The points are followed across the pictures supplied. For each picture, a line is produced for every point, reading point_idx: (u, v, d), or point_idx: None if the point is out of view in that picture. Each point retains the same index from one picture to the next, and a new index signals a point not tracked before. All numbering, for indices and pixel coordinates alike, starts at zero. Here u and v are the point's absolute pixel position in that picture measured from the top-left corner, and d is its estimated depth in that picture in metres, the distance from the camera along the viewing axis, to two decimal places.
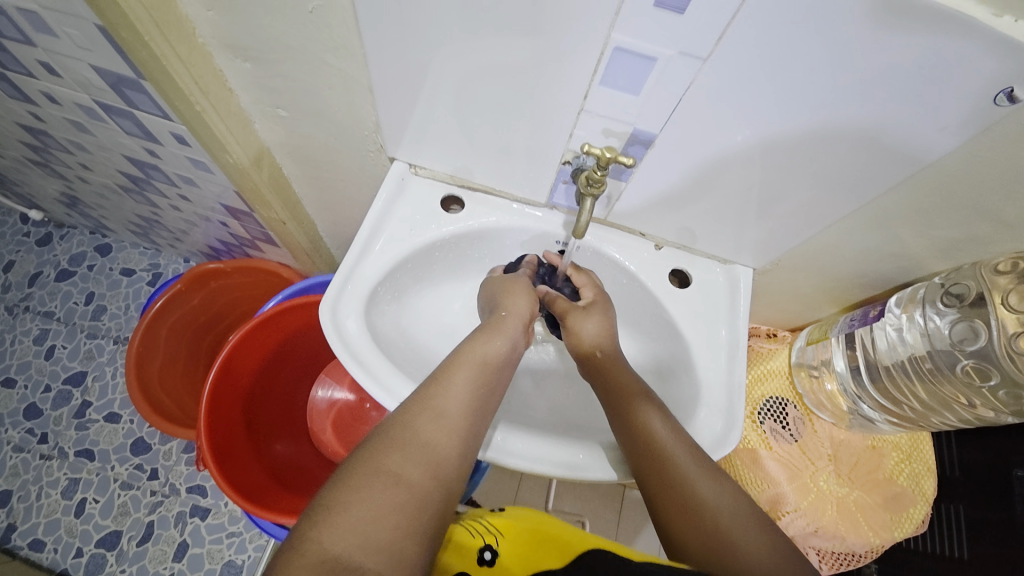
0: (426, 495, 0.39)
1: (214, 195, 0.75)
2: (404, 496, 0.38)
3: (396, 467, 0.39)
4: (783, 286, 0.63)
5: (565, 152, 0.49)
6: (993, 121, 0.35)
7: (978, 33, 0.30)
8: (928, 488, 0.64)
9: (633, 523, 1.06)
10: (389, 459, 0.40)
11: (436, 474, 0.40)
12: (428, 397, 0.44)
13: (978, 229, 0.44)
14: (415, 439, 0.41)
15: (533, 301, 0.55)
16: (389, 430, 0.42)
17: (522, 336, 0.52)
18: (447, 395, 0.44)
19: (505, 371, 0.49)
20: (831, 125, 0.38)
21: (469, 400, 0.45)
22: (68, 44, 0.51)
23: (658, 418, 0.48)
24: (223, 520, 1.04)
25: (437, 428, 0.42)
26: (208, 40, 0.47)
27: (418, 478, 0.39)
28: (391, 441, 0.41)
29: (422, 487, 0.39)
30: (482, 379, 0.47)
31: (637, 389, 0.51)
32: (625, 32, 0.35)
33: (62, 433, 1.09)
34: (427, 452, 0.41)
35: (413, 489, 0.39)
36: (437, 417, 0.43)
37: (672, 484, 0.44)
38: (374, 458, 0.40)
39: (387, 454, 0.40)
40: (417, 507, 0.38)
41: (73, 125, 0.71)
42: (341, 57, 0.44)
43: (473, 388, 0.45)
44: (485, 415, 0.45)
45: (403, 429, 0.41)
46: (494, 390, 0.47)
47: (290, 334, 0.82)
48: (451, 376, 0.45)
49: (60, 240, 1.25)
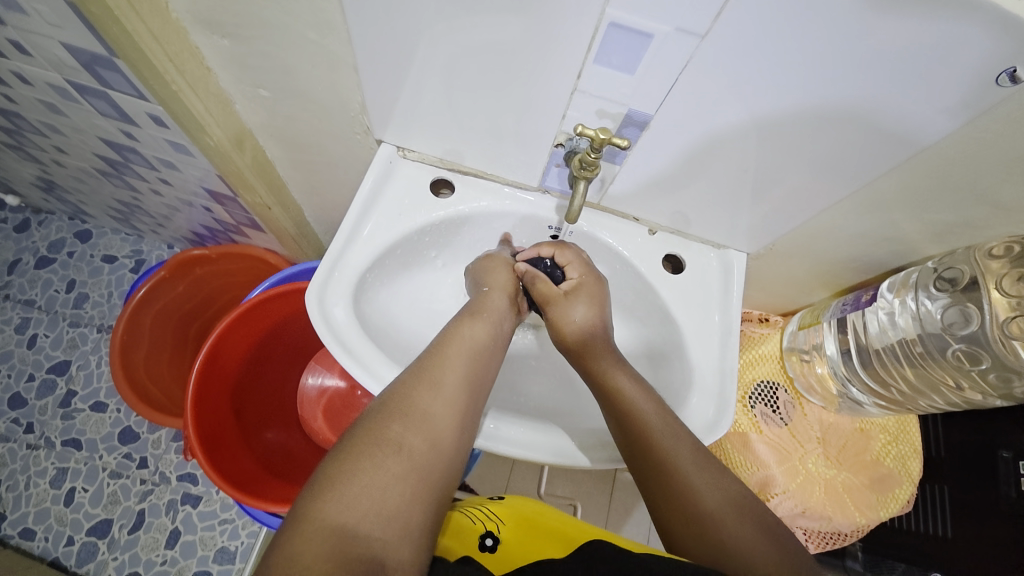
0: (428, 464, 0.40)
1: (196, 179, 0.73)
2: (409, 465, 0.38)
3: (399, 437, 0.39)
4: (776, 271, 0.62)
5: (558, 134, 0.48)
6: (994, 102, 0.34)
7: (984, 11, 0.29)
8: (914, 468, 0.65)
9: (625, 505, 1.08)
10: (390, 430, 0.39)
11: (437, 442, 0.41)
12: (425, 370, 0.44)
13: (973, 213, 0.44)
14: (416, 410, 0.41)
15: (511, 272, 0.57)
16: (388, 402, 0.41)
17: (508, 311, 0.53)
18: (445, 368, 0.44)
19: (498, 344, 0.50)
20: (829, 106, 0.38)
21: (465, 371, 0.45)
22: (35, 19, 0.48)
23: (646, 405, 0.48)
24: (215, 507, 1.03)
25: (437, 399, 0.42)
26: (183, 15, 0.44)
27: (421, 448, 0.40)
28: (392, 411, 0.41)
29: (425, 456, 0.40)
30: (477, 351, 0.47)
31: (614, 363, 0.51)
32: (620, 8, 0.34)
33: (48, 423, 1.07)
34: (428, 422, 0.41)
35: (417, 457, 0.39)
36: (436, 389, 0.43)
37: (665, 477, 0.44)
38: (376, 429, 0.39)
39: (388, 425, 0.40)
40: (421, 473, 0.39)
41: (45, 106, 0.68)
42: (324, 34, 0.42)
43: (469, 361, 0.46)
44: (482, 387, 0.46)
45: (403, 401, 0.41)
46: (489, 363, 0.48)
47: (278, 323, 0.80)
48: (447, 350, 0.46)
49: (37, 226, 1.21)
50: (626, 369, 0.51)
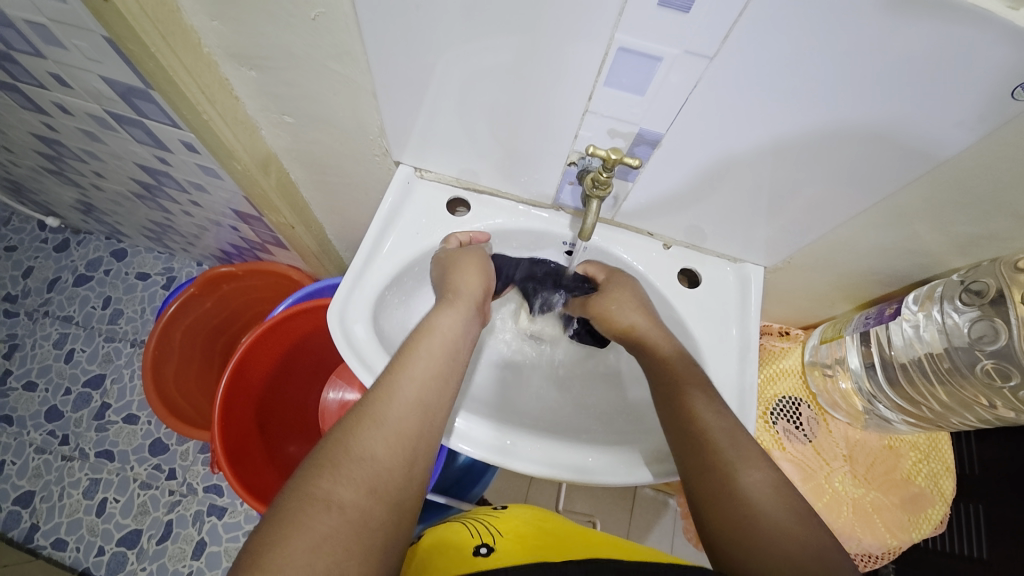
0: (364, 514, 0.38)
1: (224, 200, 0.76)
2: (340, 519, 0.36)
3: (328, 491, 0.37)
4: (796, 283, 0.62)
5: (571, 153, 0.49)
6: (1012, 115, 0.34)
7: (996, 26, 0.29)
8: (947, 487, 0.63)
9: (645, 521, 1.06)
10: (320, 484, 0.38)
11: (374, 490, 0.39)
12: (364, 410, 0.42)
13: (998, 225, 0.43)
14: (349, 459, 0.39)
15: (482, 275, 0.55)
16: (322, 453, 0.40)
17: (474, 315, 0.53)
18: (386, 406, 0.43)
19: (453, 371, 0.48)
20: (842, 122, 0.38)
21: (405, 405, 0.43)
22: (77, 55, 0.51)
23: (716, 420, 0.46)
24: (239, 519, 1.06)
25: (373, 441, 0.41)
26: (214, 49, 0.47)
27: (354, 499, 0.38)
28: (323, 464, 0.39)
29: (359, 507, 0.38)
30: (426, 382, 0.45)
31: (689, 379, 0.49)
32: (629, 33, 0.35)
33: (82, 435, 1.11)
34: (362, 468, 0.39)
35: (350, 510, 0.37)
36: (374, 430, 0.41)
37: (716, 476, 0.43)
38: (306, 486, 0.38)
39: (318, 480, 0.38)
40: (356, 527, 0.37)
41: (85, 135, 0.72)
42: (345, 64, 0.44)
43: (417, 391, 0.44)
44: (430, 420, 0.44)
45: (338, 449, 0.40)
46: (442, 392, 0.46)
47: (303, 337, 0.82)
48: (391, 382, 0.44)
49: (76, 245, 1.28)
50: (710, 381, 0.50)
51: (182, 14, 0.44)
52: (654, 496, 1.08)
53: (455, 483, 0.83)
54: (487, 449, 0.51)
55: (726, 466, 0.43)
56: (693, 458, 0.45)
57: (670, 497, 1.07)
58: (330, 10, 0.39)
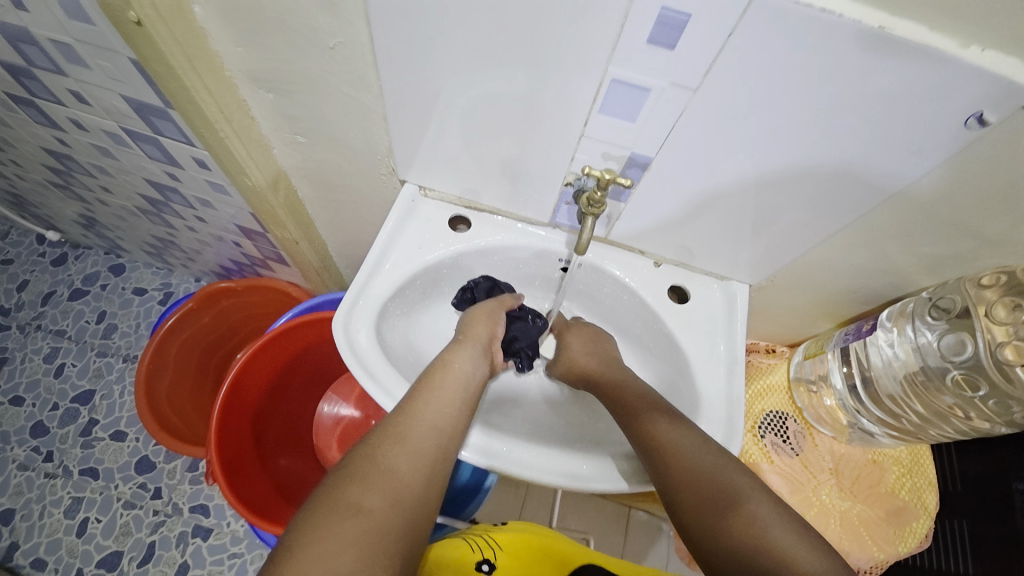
0: (389, 522, 0.39)
1: (229, 215, 0.78)
2: (366, 525, 0.38)
3: (357, 498, 0.39)
4: (780, 302, 0.65)
5: (567, 174, 0.52)
6: (966, 144, 0.37)
7: (947, 63, 0.32)
8: (931, 501, 0.64)
9: (639, 545, 1.06)
10: (349, 492, 0.39)
11: (399, 500, 0.40)
12: (390, 428, 0.44)
13: (962, 245, 0.46)
14: (377, 470, 0.41)
15: (493, 324, 0.57)
16: (351, 466, 0.41)
17: (484, 357, 0.54)
18: (408, 424, 0.45)
19: (466, 408, 0.49)
20: (815, 152, 0.41)
21: (428, 426, 0.45)
22: (100, 74, 0.54)
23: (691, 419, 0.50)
24: (225, 541, 1.04)
25: (398, 455, 0.42)
26: (235, 73, 0.50)
27: (380, 507, 0.39)
28: (353, 474, 0.41)
29: (385, 515, 0.39)
30: (444, 406, 0.47)
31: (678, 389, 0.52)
32: (621, 66, 0.38)
33: (68, 452, 1.10)
34: (388, 480, 0.41)
35: (376, 517, 0.38)
36: (399, 446, 0.43)
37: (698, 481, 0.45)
38: (336, 493, 0.39)
39: (348, 488, 0.39)
40: (382, 534, 0.38)
41: (98, 150, 0.75)
42: (358, 88, 0.48)
43: (436, 414, 0.46)
44: (448, 440, 0.46)
45: (366, 461, 0.42)
46: (459, 417, 0.47)
47: (303, 349, 0.83)
48: (411, 406, 0.46)
49: (74, 259, 1.28)
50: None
51: (209, 40, 0.47)
52: (647, 519, 1.09)
53: (449, 501, 0.83)
54: (475, 452, 0.52)
55: (703, 468, 0.45)
56: (666, 462, 0.47)
57: (663, 520, 1.08)
58: (350, 40, 0.43)
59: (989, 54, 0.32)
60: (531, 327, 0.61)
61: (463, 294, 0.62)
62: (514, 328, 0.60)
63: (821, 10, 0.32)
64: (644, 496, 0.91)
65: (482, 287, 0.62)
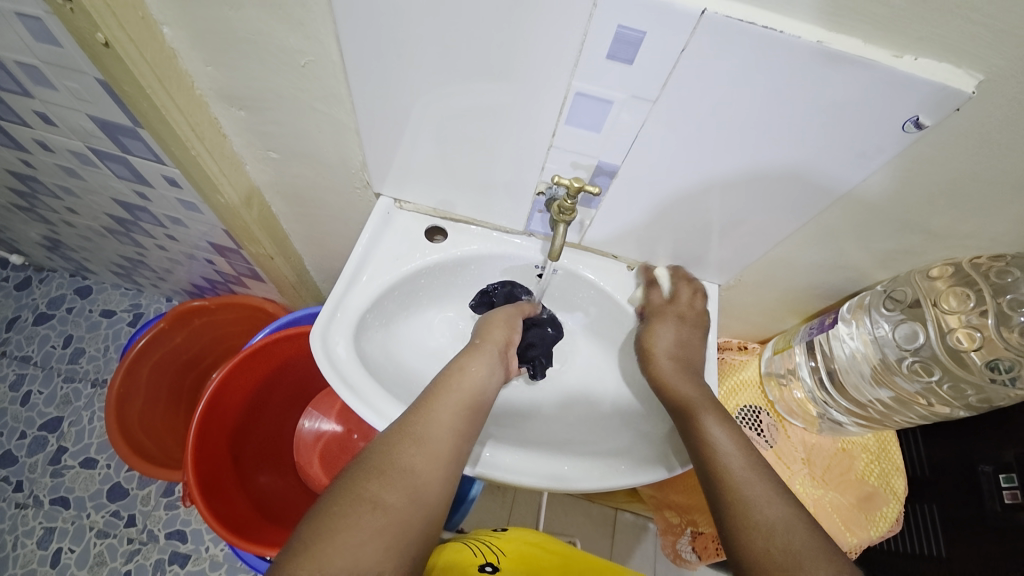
0: (404, 519, 0.40)
1: (201, 233, 0.77)
2: (384, 521, 0.39)
3: (375, 493, 0.40)
4: (749, 300, 0.67)
5: (538, 183, 0.53)
6: (906, 146, 0.40)
7: (886, 72, 0.35)
8: (899, 486, 0.67)
9: (626, 546, 1.07)
10: (368, 487, 0.40)
11: (415, 499, 0.41)
12: (408, 428, 0.44)
13: (911, 240, 0.49)
14: (395, 468, 0.42)
15: (510, 329, 0.57)
16: (370, 460, 0.42)
17: (501, 363, 0.53)
18: (424, 424, 0.45)
19: (480, 414, 0.48)
20: (770, 156, 0.43)
21: (446, 429, 0.45)
22: (65, 95, 0.54)
23: (685, 406, 0.51)
24: (204, 566, 1.01)
25: (415, 455, 0.43)
26: (206, 92, 0.50)
27: (397, 505, 0.40)
28: (371, 469, 0.42)
29: (401, 512, 0.40)
30: (460, 411, 0.47)
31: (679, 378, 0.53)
32: (583, 81, 0.40)
33: (37, 482, 1.05)
34: (406, 479, 0.41)
35: (393, 513, 0.40)
36: (417, 445, 0.43)
37: None
38: (355, 487, 0.40)
39: (366, 483, 0.41)
40: (398, 531, 0.39)
41: (63, 170, 0.73)
42: (330, 104, 0.48)
43: (451, 417, 0.46)
44: (463, 440, 0.46)
45: (384, 457, 0.42)
46: (473, 418, 0.48)
47: (282, 363, 0.82)
48: (427, 406, 0.46)
49: (38, 283, 1.24)
50: (658, 369, 0.55)
51: (178, 60, 0.47)
52: (634, 520, 1.10)
53: None
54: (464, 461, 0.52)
55: None
56: None
57: (649, 520, 1.09)
58: (320, 58, 0.43)
59: (922, 62, 0.34)
60: (548, 334, 0.62)
61: (482, 299, 0.63)
62: (530, 335, 0.61)
63: (765, 26, 0.34)
64: (629, 496, 0.93)
65: (502, 291, 0.63)
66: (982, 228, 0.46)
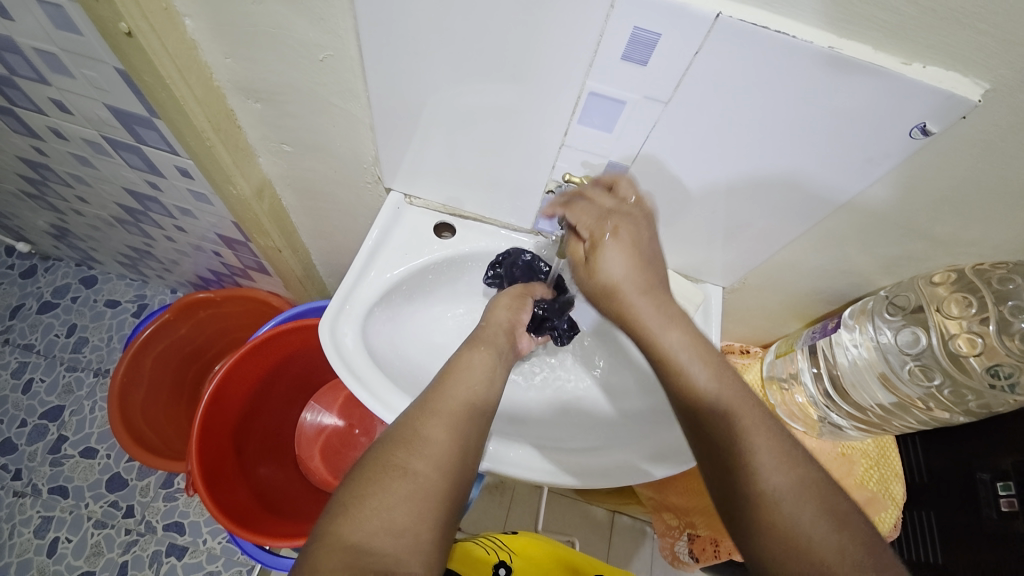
0: (434, 485, 0.41)
1: (210, 224, 0.78)
2: (413, 486, 0.40)
3: (403, 461, 0.41)
4: (752, 303, 0.68)
5: (548, 181, 0.54)
6: (912, 152, 0.41)
7: (896, 79, 0.36)
8: (897, 492, 0.69)
9: (624, 551, 1.08)
10: (395, 455, 0.41)
11: (441, 466, 0.41)
12: (427, 401, 0.45)
13: (913, 246, 0.50)
14: (419, 437, 0.42)
15: (517, 310, 0.57)
16: (394, 432, 0.43)
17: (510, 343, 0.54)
18: (443, 396, 0.45)
19: (496, 382, 0.49)
20: (780, 162, 0.44)
21: (464, 398, 0.46)
22: (83, 83, 0.54)
23: None
24: (201, 559, 1.01)
25: (437, 425, 0.43)
26: (224, 84, 0.51)
27: (424, 471, 0.41)
28: (396, 440, 0.42)
29: (428, 478, 0.40)
30: (478, 382, 0.48)
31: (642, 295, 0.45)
32: (598, 81, 0.41)
33: (36, 470, 1.06)
34: (430, 446, 0.42)
35: (420, 479, 0.40)
36: (437, 415, 0.44)
37: None
38: (383, 457, 0.41)
39: (393, 452, 0.41)
40: (427, 496, 0.40)
41: (76, 158, 0.74)
42: (346, 99, 0.49)
43: (468, 390, 0.47)
44: (482, 413, 0.46)
45: (407, 428, 0.43)
46: (491, 391, 0.48)
47: (290, 355, 0.83)
48: (443, 384, 0.47)
49: (44, 271, 1.25)
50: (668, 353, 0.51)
51: (198, 51, 0.48)
52: (632, 524, 1.10)
53: None
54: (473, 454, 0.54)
55: None
56: None
57: (647, 524, 1.10)
58: (339, 53, 0.44)
59: (930, 70, 0.35)
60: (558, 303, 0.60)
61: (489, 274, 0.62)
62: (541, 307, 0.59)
63: (776, 30, 0.34)
64: (627, 498, 0.94)
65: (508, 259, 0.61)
66: (986, 236, 0.47)
